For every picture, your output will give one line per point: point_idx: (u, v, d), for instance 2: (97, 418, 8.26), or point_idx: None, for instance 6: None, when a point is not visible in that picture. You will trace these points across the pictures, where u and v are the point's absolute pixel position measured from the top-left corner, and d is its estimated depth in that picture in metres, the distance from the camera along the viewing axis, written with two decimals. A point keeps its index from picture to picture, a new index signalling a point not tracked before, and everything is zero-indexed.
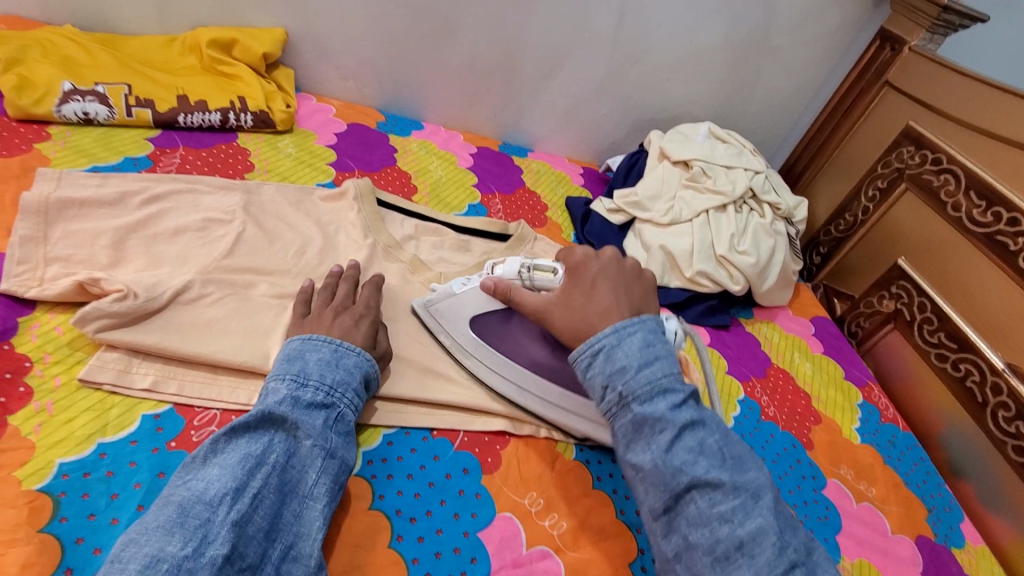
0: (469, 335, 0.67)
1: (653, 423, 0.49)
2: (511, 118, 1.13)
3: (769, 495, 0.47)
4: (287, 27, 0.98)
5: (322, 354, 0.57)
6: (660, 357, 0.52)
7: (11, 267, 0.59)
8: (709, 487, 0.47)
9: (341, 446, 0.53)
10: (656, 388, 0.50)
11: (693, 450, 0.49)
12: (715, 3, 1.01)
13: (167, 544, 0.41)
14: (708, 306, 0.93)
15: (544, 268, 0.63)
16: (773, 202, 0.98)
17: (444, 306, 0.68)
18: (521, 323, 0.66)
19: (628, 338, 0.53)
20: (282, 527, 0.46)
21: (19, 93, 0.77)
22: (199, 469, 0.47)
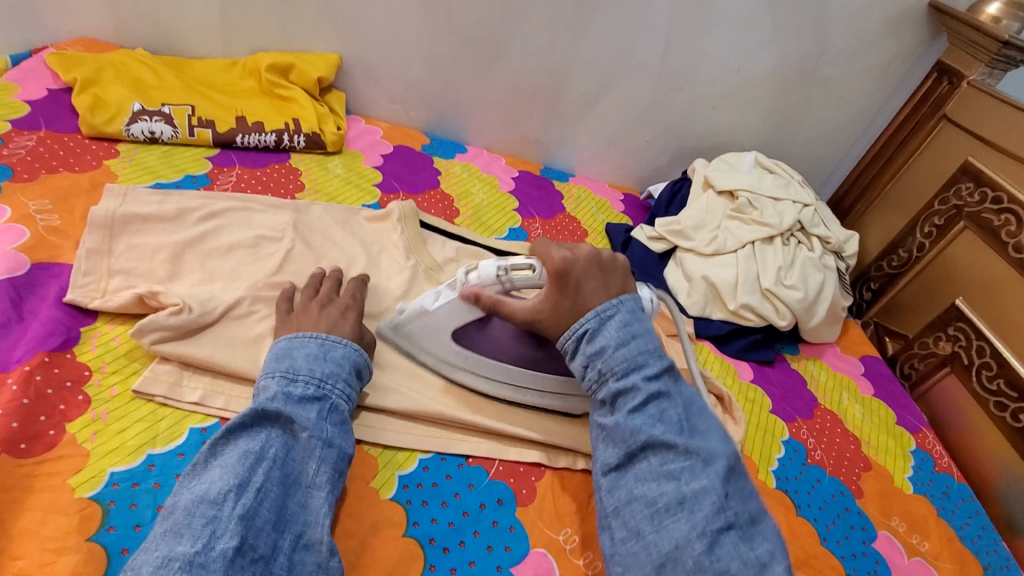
0: (452, 349, 0.65)
1: (622, 392, 0.56)
2: (554, 143, 1.14)
3: (721, 463, 0.52)
4: (342, 53, 1.02)
5: (309, 348, 0.57)
6: (637, 337, 0.58)
7: (77, 278, 0.62)
8: (662, 448, 0.53)
9: (338, 435, 0.53)
10: (631, 364, 0.57)
11: (654, 417, 0.55)
12: (764, 34, 1.00)
13: (177, 544, 0.42)
14: (752, 341, 0.90)
15: (522, 268, 0.61)
16: (823, 236, 0.95)
17: (419, 327, 0.65)
18: (500, 326, 0.65)
19: (611, 319, 0.58)
20: (289, 517, 0.47)
21: (93, 113, 0.82)
22: (202, 472, 0.48)
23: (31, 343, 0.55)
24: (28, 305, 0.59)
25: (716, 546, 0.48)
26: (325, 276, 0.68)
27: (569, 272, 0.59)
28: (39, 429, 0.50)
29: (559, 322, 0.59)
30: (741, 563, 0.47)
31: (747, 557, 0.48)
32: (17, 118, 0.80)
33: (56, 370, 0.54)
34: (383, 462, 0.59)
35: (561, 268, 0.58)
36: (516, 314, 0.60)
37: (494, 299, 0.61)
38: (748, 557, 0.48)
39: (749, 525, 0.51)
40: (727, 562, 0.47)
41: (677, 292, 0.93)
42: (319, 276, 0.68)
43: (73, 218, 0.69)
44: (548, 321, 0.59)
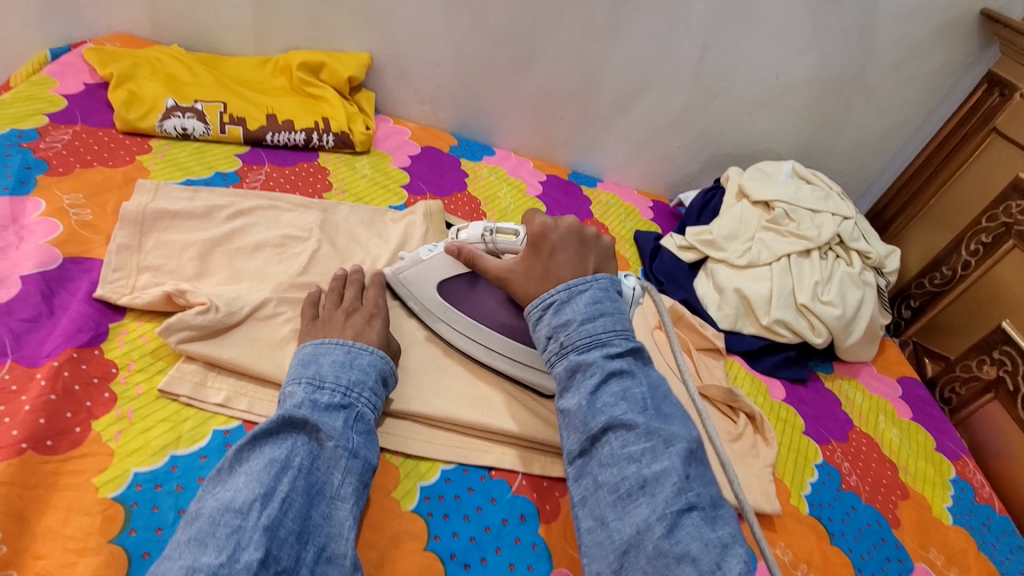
0: (435, 298, 0.67)
1: (584, 369, 0.52)
2: (583, 147, 1.12)
3: (683, 444, 0.49)
4: (373, 53, 1.01)
5: (335, 356, 0.56)
6: (604, 315, 0.55)
7: (107, 273, 0.62)
8: (623, 428, 0.49)
9: (363, 445, 0.52)
10: (594, 341, 0.53)
11: (617, 395, 0.51)
12: (806, 40, 0.97)
13: (201, 554, 0.41)
14: (785, 357, 0.87)
15: (507, 232, 0.64)
16: (863, 250, 0.92)
17: (412, 274, 0.68)
18: (487, 288, 0.67)
19: (578, 296, 0.56)
20: (313, 529, 0.46)
21: (127, 109, 0.82)
22: (227, 479, 0.47)
23: (60, 338, 0.55)
24: (59, 300, 0.59)
25: (677, 528, 0.44)
26: (349, 283, 0.67)
27: (544, 238, 0.60)
28: (65, 426, 0.50)
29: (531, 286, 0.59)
30: (704, 546, 0.43)
31: (709, 538, 0.44)
32: (54, 112, 0.81)
33: (83, 366, 0.54)
34: (404, 472, 0.57)
35: (539, 232, 0.60)
36: (490, 270, 0.62)
37: (474, 253, 0.63)
38: (711, 540, 0.44)
39: (711, 508, 0.47)
40: (688, 544, 0.43)
41: (707, 304, 0.90)
42: (341, 283, 0.67)
43: (104, 212, 0.69)
44: (520, 282, 0.59)
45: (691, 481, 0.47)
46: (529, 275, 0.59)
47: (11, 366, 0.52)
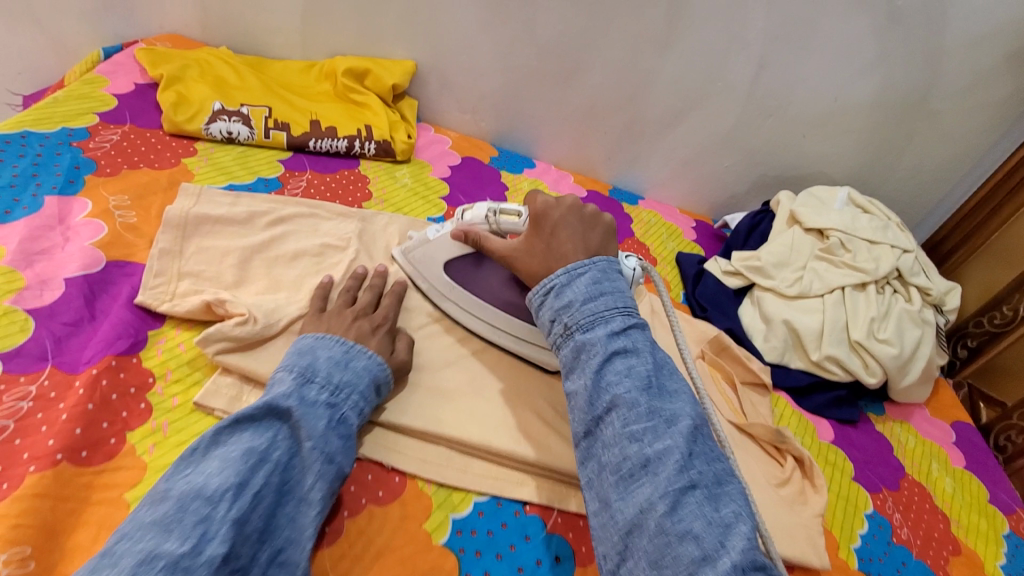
0: (442, 277, 0.69)
1: (588, 350, 0.49)
2: (625, 163, 1.09)
3: (687, 422, 0.46)
4: (417, 60, 1.00)
5: (332, 352, 0.55)
6: (607, 294, 0.52)
7: (148, 279, 0.61)
8: (626, 406, 0.46)
9: (341, 451, 0.49)
10: (598, 318, 0.50)
11: (622, 373, 0.48)
12: (870, 61, 0.90)
13: (165, 540, 0.38)
14: (834, 397, 0.83)
15: (510, 212, 0.65)
16: (923, 286, 0.87)
17: (420, 254, 0.70)
18: (492, 268, 0.68)
19: (578, 278, 0.53)
20: (275, 529, 0.44)
21: (176, 110, 0.83)
22: (199, 462, 0.44)
23: (100, 345, 0.54)
24: (101, 304, 0.59)
25: (679, 506, 0.42)
26: (369, 285, 0.67)
27: (546, 217, 0.60)
28: (101, 436, 0.49)
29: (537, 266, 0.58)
30: (706, 524, 0.41)
31: (711, 517, 0.41)
32: (104, 112, 0.81)
33: (121, 374, 0.53)
34: (436, 502, 0.54)
35: (539, 212, 0.60)
36: (495, 250, 0.63)
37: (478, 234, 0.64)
38: (712, 519, 0.41)
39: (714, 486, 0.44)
40: (690, 522, 0.41)
41: (752, 334, 0.86)
42: (358, 284, 0.66)
43: (149, 215, 0.69)
44: (525, 261, 0.60)
45: (696, 459, 0.44)
46: (542, 260, 0.58)
47: (51, 372, 0.51)
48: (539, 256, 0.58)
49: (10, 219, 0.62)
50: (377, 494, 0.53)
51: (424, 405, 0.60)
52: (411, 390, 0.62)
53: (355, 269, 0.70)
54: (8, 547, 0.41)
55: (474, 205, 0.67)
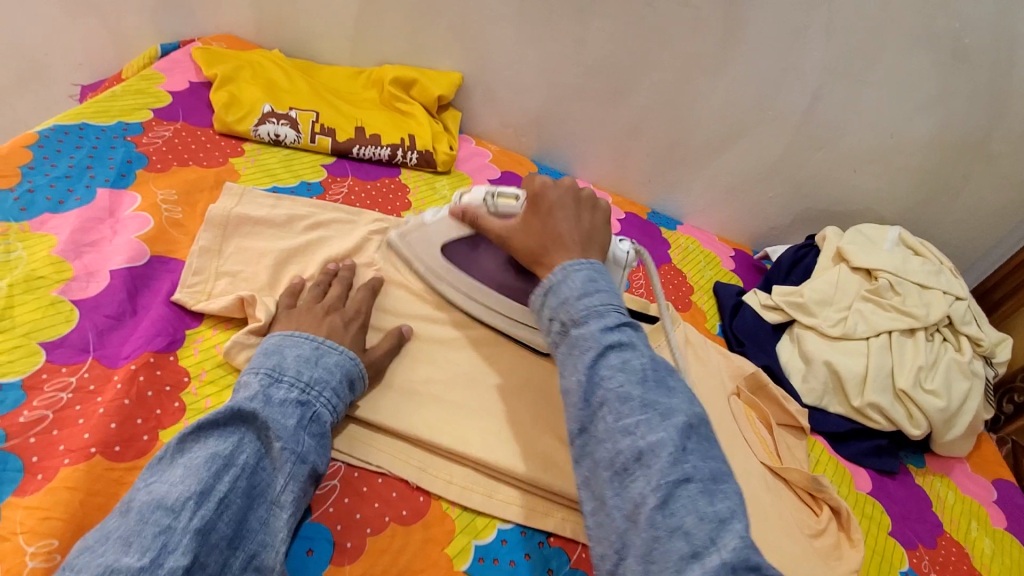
0: (440, 259, 0.69)
1: (580, 344, 0.46)
2: (665, 187, 1.07)
3: (684, 417, 0.43)
4: (464, 73, 1.01)
5: (302, 350, 0.53)
6: (603, 290, 0.49)
7: (187, 277, 0.62)
8: (619, 402, 0.44)
9: (314, 450, 0.48)
10: (593, 311, 0.47)
11: (616, 367, 0.45)
12: (930, 98, 0.87)
13: (125, 554, 0.37)
14: (874, 446, 0.79)
15: (508, 197, 0.63)
16: (975, 336, 0.83)
17: (417, 236, 0.70)
18: (488, 250, 0.67)
19: (573, 273, 0.50)
20: (246, 534, 0.43)
21: (227, 111, 0.84)
22: (166, 471, 0.43)
23: (139, 340, 0.55)
24: (142, 299, 0.59)
25: (671, 500, 0.40)
26: (333, 278, 0.65)
27: (543, 197, 0.59)
28: (134, 432, 0.48)
29: (532, 241, 0.57)
30: (698, 519, 0.39)
31: (704, 512, 0.39)
32: (159, 108, 0.83)
33: (158, 371, 0.53)
34: (459, 526, 0.53)
35: (536, 191, 0.59)
36: (493, 231, 0.62)
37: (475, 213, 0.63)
38: (706, 513, 0.39)
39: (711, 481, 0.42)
40: (681, 517, 0.39)
41: (790, 373, 0.83)
42: (328, 279, 0.65)
43: (194, 213, 0.69)
44: (520, 238, 0.59)
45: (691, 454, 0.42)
46: (534, 239, 0.57)
47: (91, 365, 0.52)
48: (536, 231, 0.57)
49: (63, 210, 0.64)
50: (401, 513, 0.52)
51: (454, 423, 0.59)
52: (440, 406, 0.61)
53: (324, 266, 0.68)
54: (37, 539, 0.40)
55: (472, 188, 0.66)
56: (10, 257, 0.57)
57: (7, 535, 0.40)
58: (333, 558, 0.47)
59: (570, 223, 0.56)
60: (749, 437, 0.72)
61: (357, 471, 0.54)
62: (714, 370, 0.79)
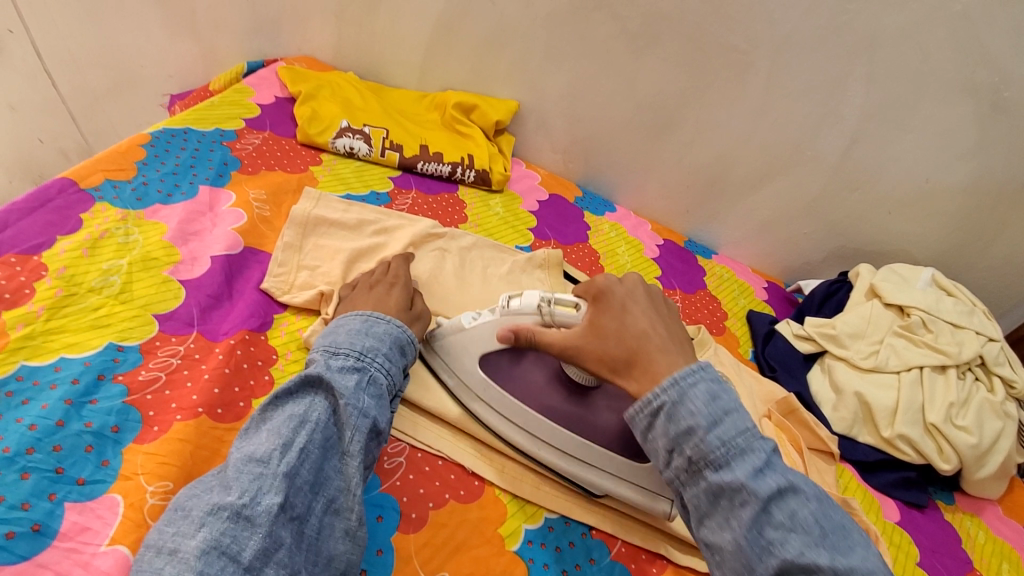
0: (476, 373, 0.62)
1: (731, 495, 0.45)
2: (704, 218, 1.12)
3: (871, 574, 0.41)
4: (521, 101, 1.09)
5: (353, 324, 0.57)
6: (732, 414, 0.47)
7: (274, 267, 0.68)
8: (802, 571, 0.42)
9: (375, 407, 0.51)
10: (733, 451, 0.45)
11: (784, 526, 0.43)
12: (967, 148, 0.91)
13: (225, 494, 0.42)
14: (903, 477, 0.81)
15: (567, 303, 0.58)
16: (1007, 377, 0.85)
17: (453, 342, 0.63)
18: (531, 365, 0.63)
19: (691, 396, 0.48)
20: (325, 481, 0.46)
21: (309, 124, 0.93)
22: (252, 433, 0.47)
23: (237, 320, 0.61)
24: (237, 285, 0.66)
25: None
26: (377, 265, 0.70)
27: (609, 294, 0.58)
28: (232, 398, 0.54)
29: (614, 347, 0.54)
30: None
31: None
32: (249, 118, 0.92)
33: (252, 348, 0.59)
34: (511, 511, 0.57)
35: (599, 289, 0.58)
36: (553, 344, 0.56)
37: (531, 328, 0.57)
38: None
39: None
40: None
41: (821, 403, 0.86)
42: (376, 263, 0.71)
43: (280, 212, 0.77)
44: (595, 347, 0.54)
45: None
46: (619, 339, 0.54)
47: (196, 337, 0.58)
48: (614, 337, 0.54)
49: (172, 202, 0.72)
50: (458, 492, 0.57)
51: None
52: None
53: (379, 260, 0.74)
54: (155, 480, 0.46)
55: (523, 292, 0.61)
56: (129, 240, 0.65)
57: (130, 474, 0.46)
58: (399, 526, 0.52)
59: (649, 319, 0.55)
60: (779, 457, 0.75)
61: (420, 452, 0.59)
62: (747, 392, 0.82)
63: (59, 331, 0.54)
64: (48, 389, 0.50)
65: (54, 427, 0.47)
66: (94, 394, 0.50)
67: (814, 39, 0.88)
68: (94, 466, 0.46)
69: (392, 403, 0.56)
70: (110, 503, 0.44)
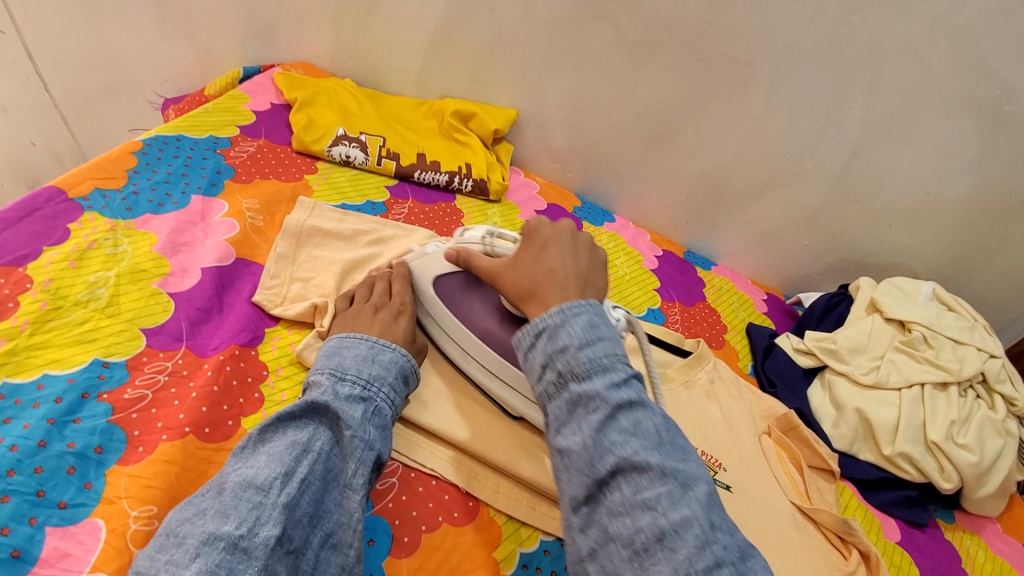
0: (429, 291, 0.68)
1: (587, 402, 0.43)
2: (703, 229, 1.11)
3: (702, 487, 0.41)
4: (520, 109, 1.08)
5: (359, 349, 0.57)
6: (604, 338, 0.46)
7: (266, 279, 0.67)
8: (635, 470, 0.40)
9: (378, 440, 0.51)
10: (597, 365, 0.44)
11: (627, 431, 0.42)
12: (968, 162, 0.90)
13: (222, 523, 0.40)
14: (905, 496, 0.80)
15: (507, 239, 0.64)
16: (1009, 395, 0.84)
17: (416, 264, 0.70)
18: (484, 292, 0.66)
19: (572, 319, 0.47)
20: (324, 514, 0.45)
21: (305, 132, 0.92)
22: (250, 457, 0.46)
23: (227, 334, 0.60)
24: (227, 297, 0.64)
25: None
26: (377, 278, 0.69)
27: (537, 234, 0.57)
28: (221, 417, 0.53)
29: (523, 280, 0.54)
30: None
31: None
32: (244, 126, 0.91)
33: (242, 363, 0.58)
34: (505, 533, 0.56)
35: (529, 228, 0.58)
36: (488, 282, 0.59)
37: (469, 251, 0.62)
38: None
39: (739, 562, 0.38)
40: None
41: (821, 418, 0.85)
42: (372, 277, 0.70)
43: (273, 221, 0.76)
44: (510, 277, 0.56)
45: (715, 526, 0.39)
46: (529, 275, 0.54)
47: (185, 352, 0.57)
48: (526, 268, 0.54)
49: (163, 211, 0.70)
50: (453, 515, 0.55)
51: (501, 439, 0.63)
52: (488, 419, 0.65)
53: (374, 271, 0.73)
54: (139, 504, 0.45)
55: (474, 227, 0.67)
56: (118, 251, 0.63)
57: (113, 498, 0.45)
58: (392, 551, 0.51)
59: (563, 259, 0.54)
60: (779, 476, 0.74)
61: (414, 472, 0.57)
62: (747, 408, 0.81)
63: (43, 346, 0.53)
64: (31, 408, 0.48)
65: (35, 448, 0.46)
66: (78, 413, 0.49)
67: (815, 52, 0.87)
68: (76, 489, 0.45)
69: None
70: (92, 528, 0.43)
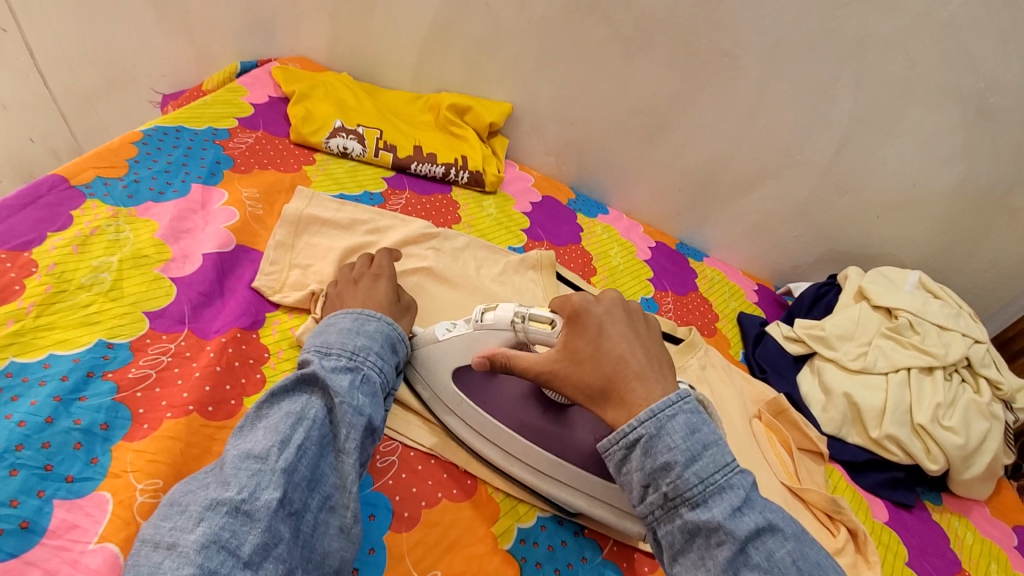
0: (451, 389, 0.60)
1: (708, 533, 0.42)
2: (695, 221, 1.13)
3: None
4: (515, 103, 1.09)
5: (343, 323, 0.56)
6: (710, 448, 0.45)
7: (266, 266, 0.68)
8: None
9: (369, 405, 0.51)
10: (710, 487, 0.43)
11: (761, 565, 0.41)
12: (953, 153, 0.93)
13: (224, 490, 0.41)
14: (891, 478, 0.82)
15: (542, 320, 0.56)
16: (993, 379, 0.86)
17: (427, 353, 0.61)
18: (507, 379, 0.61)
19: (669, 429, 0.45)
20: (322, 478, 0.46)
21: (303, 123, 0.93)
22: (248, 432, 0.47)
23: (228, 318, 0.61)
24: (228, 283, 0.66)
25: None
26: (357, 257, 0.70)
27: (587, 313, 0.54)
28: (224, 396, 0.54)
29: (590, 375, 0.51)
30: None
31: None
32: (242, 118, 0.92)
33: (244, 346, 0.59)
34: (503, 509, 0.58)
35: (577, 307, 0.54)
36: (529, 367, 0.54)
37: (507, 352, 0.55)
38: None
39: None
40: None
41: (810, 403, 0.88)
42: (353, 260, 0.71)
43: (272, 210, 0.77)
44: (571, 372, 0.52)
45: None
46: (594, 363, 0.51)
47: (187, 334, 0.58)
48: (591, 362, 0.51)
49: (163, 200, 0.71)
50: (451, 491, 0.57)
51: None
52: None
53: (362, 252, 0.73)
54: (145, 478, 0.46)
55: (497, 305, 0.58)
56: (120, 237, 0.64)
57: (120, 472, 0.46)
58: (392, 525, 0.52)
59: (630, 345, 0.52)
60: (769, 457, 0.76)
61: (413, 451, 0.59)
62: (738, 392, 0.83)
63: (48, 327, 0.54)
64: (38, 386, 0.49)
65: (43, 424, 0.47)
66: (84, 391, 0.50)
67: (804, 46, 0.89)
68: (83, 464, 0.46)
69: (386, 400, 0.56)
70: (99, 501, 0.44)
